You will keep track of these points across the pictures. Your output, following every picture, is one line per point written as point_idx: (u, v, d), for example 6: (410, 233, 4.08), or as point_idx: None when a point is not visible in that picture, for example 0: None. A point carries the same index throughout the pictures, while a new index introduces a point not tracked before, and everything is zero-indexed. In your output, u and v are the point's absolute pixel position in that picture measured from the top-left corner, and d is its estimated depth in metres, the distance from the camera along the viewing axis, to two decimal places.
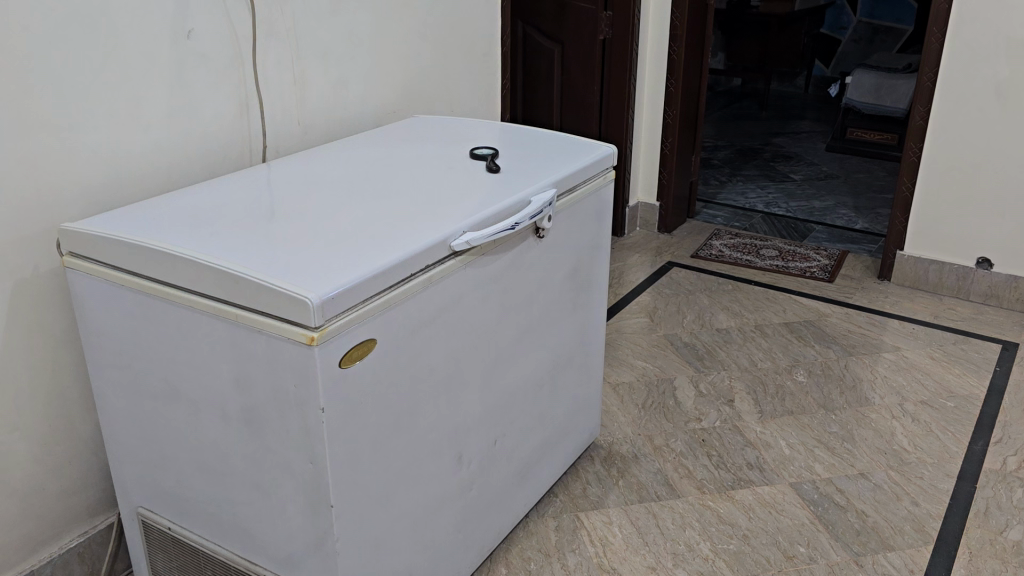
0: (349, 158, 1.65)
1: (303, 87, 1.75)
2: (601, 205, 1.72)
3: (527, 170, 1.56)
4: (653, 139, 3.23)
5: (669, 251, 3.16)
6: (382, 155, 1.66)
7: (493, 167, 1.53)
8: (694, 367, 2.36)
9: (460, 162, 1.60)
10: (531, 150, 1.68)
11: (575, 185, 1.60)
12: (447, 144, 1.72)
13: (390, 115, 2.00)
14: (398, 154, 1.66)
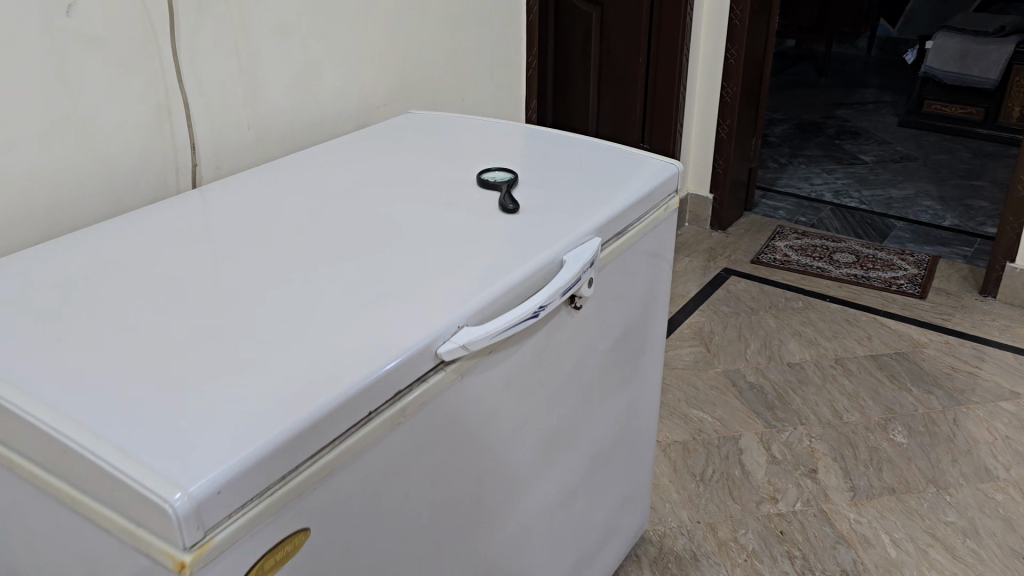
0: (308, 183, 1.19)
1: (251, 78, 1.28)
2: (659, 246, 1.24)
3: (558, 209, 1.08)
4: (707, 120, 2.73)
5: (724, 254, 2.67)
6: (354, 178, 1.19)
7: (511, 206, 1.06)
8: (763, 420, 1.90)
9: (464, 193, 1.13)
10: (564, 171, 1.20)
11: (624, 226, 1.13)
12: (449, 158, 1.25)
13: (380, 110, 1.54)
14: (375, 178, 1.19)
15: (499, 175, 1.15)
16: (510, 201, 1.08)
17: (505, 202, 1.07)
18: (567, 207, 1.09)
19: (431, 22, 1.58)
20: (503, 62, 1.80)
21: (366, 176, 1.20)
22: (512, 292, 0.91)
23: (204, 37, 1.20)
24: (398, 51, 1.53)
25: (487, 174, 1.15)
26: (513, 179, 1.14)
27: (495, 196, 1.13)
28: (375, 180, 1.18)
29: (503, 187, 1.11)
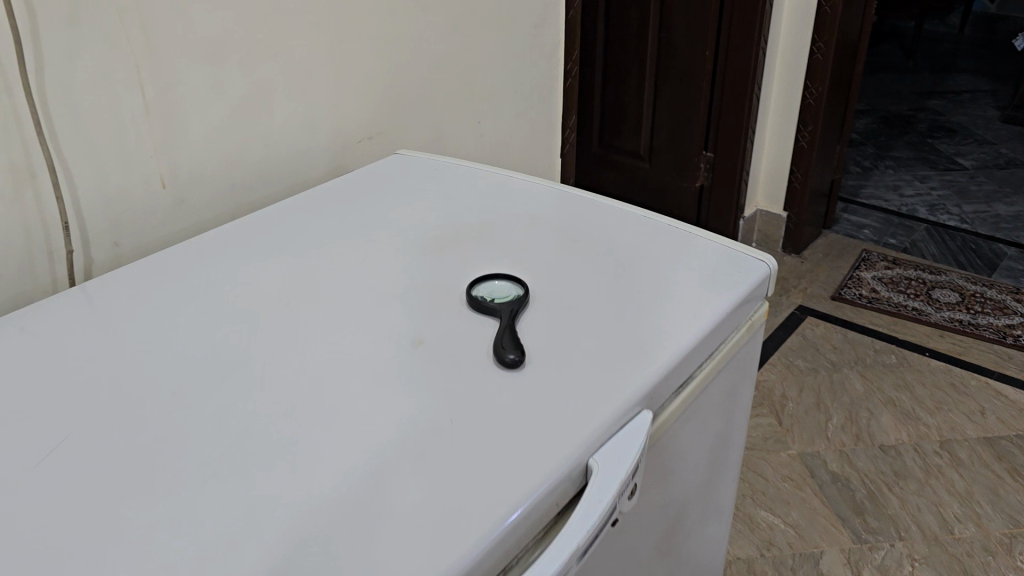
0: (232, 283, 0.82)
1: (168, 119, 0.92)
2: (735, 381, 0.85)
3: (584, 354, 0.70)
4: (783, 126, 2.29)
5: (798, 287, 2.26)
6: (296, 280, 0.82)
7: (510, 354, 0.68)
8: (849, 531, 1.52)
9: (447, 315, 0.75)
10: (600, 271, 0.81)
11: (689, 373, 0.73)
12: (442, 245, 0.87)
13: (368, 146, 1.17)
14: (323, 280, 0.82)
15: (501, 288, 0.77)
16: (512, 342, 0.70)
17: (503, 346, 0.69)
18: (596, 350, 0.71)
19: (435, 26, 1.19)
20: (534, 73, 1.40)
21: (313, 277, 0.82)
22: (490, 557, 0.53)
23: (87, 67, 0.83)
24: (388, 67, 1.15)
25: (484, 287, 0.78)
26: (521, 298, 0.76)
27: (489, 319, 0.74)
28: (324, 285, 0.81)
29: (504, 314, 0.73)
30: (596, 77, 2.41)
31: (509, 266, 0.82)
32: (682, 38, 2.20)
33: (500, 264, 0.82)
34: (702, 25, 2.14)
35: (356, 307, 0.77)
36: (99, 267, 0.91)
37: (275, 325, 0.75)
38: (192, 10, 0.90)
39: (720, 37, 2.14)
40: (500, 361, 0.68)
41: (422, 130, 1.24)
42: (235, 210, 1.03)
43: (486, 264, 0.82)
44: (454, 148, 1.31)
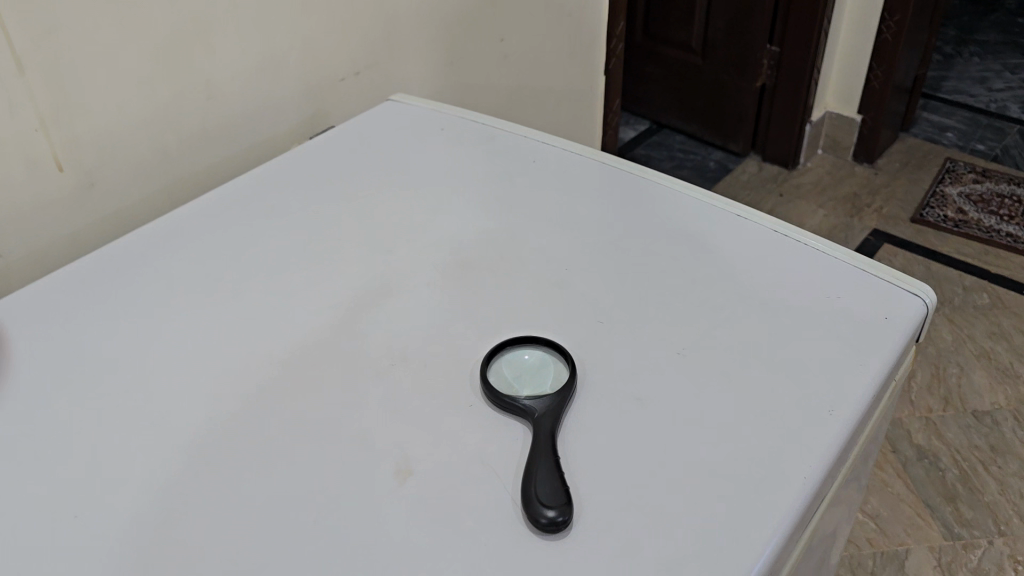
0: (146, 347, 0.55)
1: (58, 81, 0.63)
2: (858, 479, 0.58)
3: (658, 505, 0.44)
4: (864, 17, 1.92)
5: (872, 206, 1.95)
6: (233, 341, 0.55)
7: (550, 509, 0.43)
8: (940, 523, 1.29)
9: (455, 426, 0.49)
10: (664, 336, 0.54)
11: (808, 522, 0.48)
12: (440, 272, 0.60)
13: (358, 89, 0.87)
14: (270, 343, 0.55)
15: (537, 367, 0.52)
16: (553, 483, 0.44)
17: (538, 491, 0.44)
18: (684, 497, 0.45)
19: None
20: None
21: (258, 338, 0.55)
22: None
23: None
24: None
25: (510, 366, 0.52)
26: (566, 388, 0.50)
27: (516, 426, 0.49)
28: (271, 355, 0.54)
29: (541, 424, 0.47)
30: None
31: (548, 326, 0.55)
32: None
33: (531, 325, 0.55)
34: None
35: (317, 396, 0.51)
36: None
37: (194, 439, 0.49)
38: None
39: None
40: (534, 521, 0.43)
41: (425, 55, 0.93)
42: (174, 189, 0.75)
43: (515, 325, 0.55)
44: (467, 74, 1.01)
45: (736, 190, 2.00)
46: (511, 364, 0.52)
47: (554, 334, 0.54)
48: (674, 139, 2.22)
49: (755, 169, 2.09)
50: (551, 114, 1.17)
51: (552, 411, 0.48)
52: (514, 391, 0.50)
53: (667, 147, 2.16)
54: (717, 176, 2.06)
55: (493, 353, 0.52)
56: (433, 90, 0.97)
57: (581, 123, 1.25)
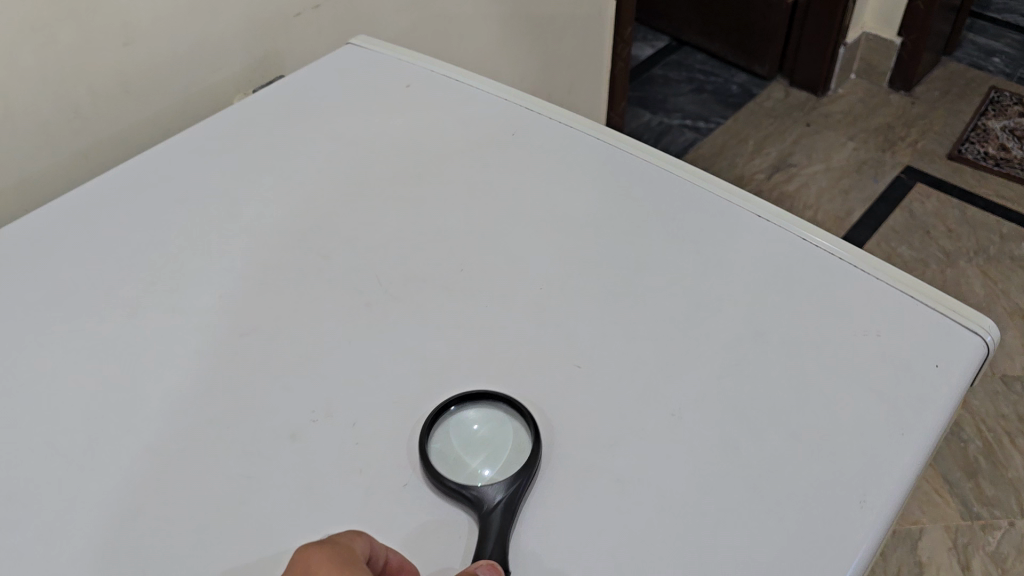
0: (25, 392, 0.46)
1: None
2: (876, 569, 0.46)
3: None
4: None
5: (907, 139, 1.75)
6: (133, 379, 0.46)
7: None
8: (957, 501, 1.12)
9: (386, 520, 0.40)
10: (653, 392, 0.44)
11: None
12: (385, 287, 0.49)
13: (314, 35, 0.74)
14: (177, 379, 0.45)
15: (491, 439, 0.42)
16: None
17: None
18: None
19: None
20: None
21: (163, 375, 0.46)
22: None
23: None
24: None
25: (456, 436, 0.42)
26: (525, 469, 0.40)
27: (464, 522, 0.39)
28: (178, 398, 0.44)
29: (489, 517, 0.38)
30: None
31: (511, 372, 0.44)
32: None
33: (487, 375, 0.44)
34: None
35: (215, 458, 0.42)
36: None
37: (70, 519, 0.40)
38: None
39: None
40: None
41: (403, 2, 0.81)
42: (89, 154, 0.63)
43: (471, 374, 0.44)
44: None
45: (759, 118, 1.80)
46: (457, 434, 0.43)
47: (513, 386, 0.44)
48: (695, 58, 2.02)
49: (781, 94, 1.89)
50: (536, 46, 1.01)
51: (507, 499, 0.39)
52: (461, 473, 0.40)
53: (687, 68, 1.97)
54: (740, 101, 1.86)
55: (436, 420, 0.43)
56: (402, 25, 0.82)
57: (581, 55, 1.09)
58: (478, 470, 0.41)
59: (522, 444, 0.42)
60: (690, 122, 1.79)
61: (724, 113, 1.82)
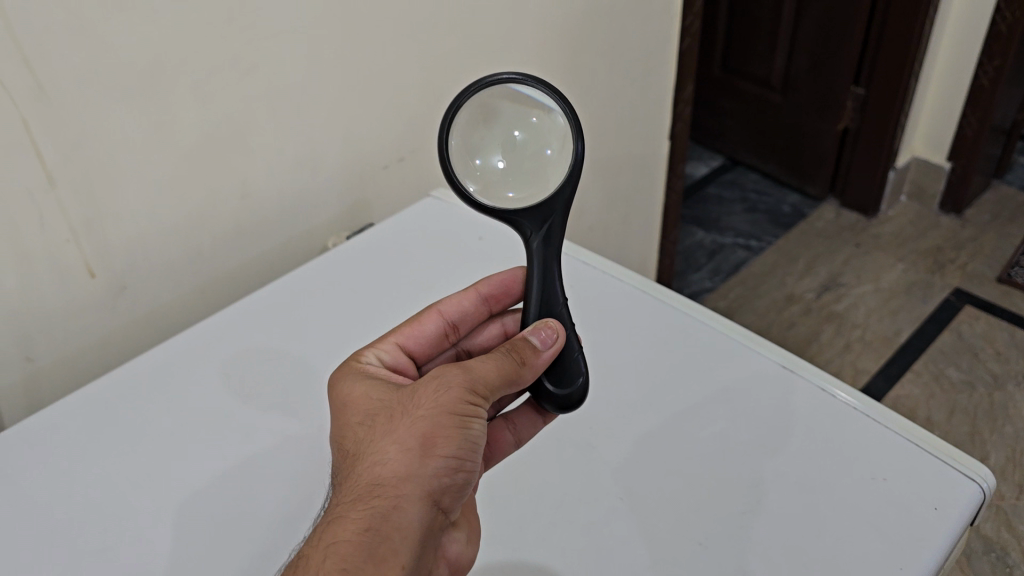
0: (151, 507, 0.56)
1: (90, 191, 0.62)
2: None
3: None
4: (959, 59, 1.71)
5: (956, 261, 1.75)
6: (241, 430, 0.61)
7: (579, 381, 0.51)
8: None
9: None
10: (681, 519, 0.52)
11: None
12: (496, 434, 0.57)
13: (380, 176, 0.83)
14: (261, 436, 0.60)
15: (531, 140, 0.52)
16: (573, 355, 0.51)
17: (557, 359, 0.51)
18: None
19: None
20: (633, 48, 1.02)
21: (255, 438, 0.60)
22: None
23: None
24: (372, 37, 0.74)
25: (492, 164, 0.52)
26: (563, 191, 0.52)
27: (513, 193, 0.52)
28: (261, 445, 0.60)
29: (533, 284, 0.53)
30: None
31: (566, 511, 0.53)
32: None
33: (546, 511, 0.53)
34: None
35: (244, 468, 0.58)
36: (8, 394, 0.65)
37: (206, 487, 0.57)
38: (70, 4, 0.55)
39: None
40: (558, 405, 0.51)
41: None
42: (207, 285, 0.74)
43: (536, 509, 0.53)
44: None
45: (809, 239, 1.86)
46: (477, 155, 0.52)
47: (568, 520, 0.52)
48: (749, 177, 2.09)
49: (832, 214, 1.93)
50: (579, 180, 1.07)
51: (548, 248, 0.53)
52: (501, 196, 0.52)
53: (740, 187, 2.05)
54: (792, 221, 1.92)
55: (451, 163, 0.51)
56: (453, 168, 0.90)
57: (632, 191, 1.18)
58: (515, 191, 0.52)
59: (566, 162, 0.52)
60: (742, 241, 1.87)
61: (776, 233, 1.89)
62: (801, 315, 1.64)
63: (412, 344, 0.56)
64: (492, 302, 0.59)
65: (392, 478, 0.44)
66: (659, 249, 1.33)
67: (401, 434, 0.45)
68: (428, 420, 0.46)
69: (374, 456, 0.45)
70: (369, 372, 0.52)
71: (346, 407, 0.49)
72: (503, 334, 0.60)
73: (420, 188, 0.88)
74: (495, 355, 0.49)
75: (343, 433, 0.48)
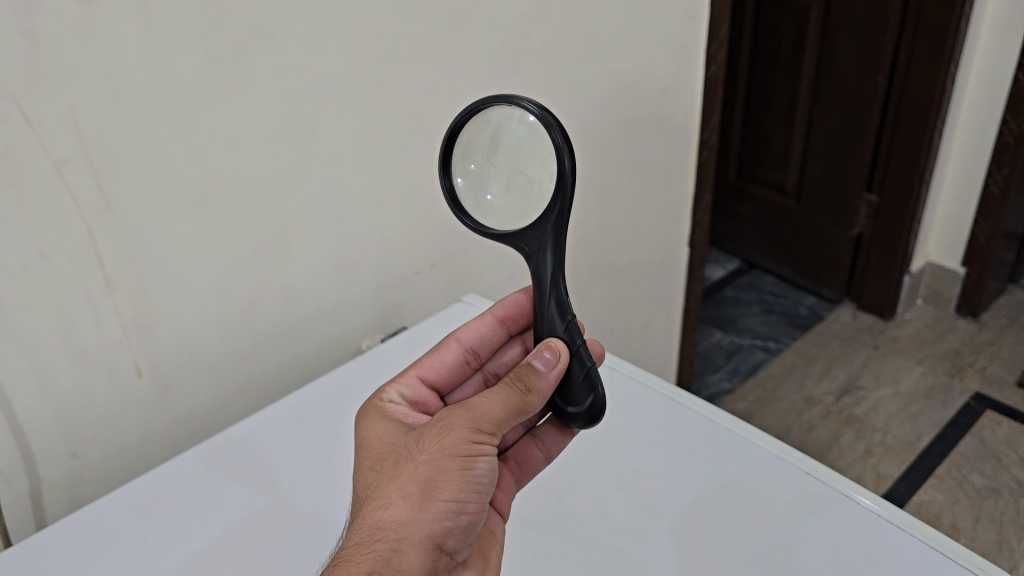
0: None
1: (144, 294, 0.66)
2: None
3: None
4: (969, 167, 1.75)
5: (975, 365, 1.75)
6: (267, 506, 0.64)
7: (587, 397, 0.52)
8: None
9: None
10: None
11: None
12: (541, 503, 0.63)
13: (412, 281, 0.86)
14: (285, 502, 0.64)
15: (509, 193, 0.56)
16: (582, 372, 0.52)
17: (567, 379, 0.53)
18: None
19: (463, 77, 0.80)
20: (654, 158, 1.06)
21: (279, 515, 0.63)
22: None
23: (6, 231, 0.56)
24: (409, 153, 0.78)
25: (468, 173, 0.57)
26: (553, 213, 0.53)
27: (493, 215, 0.57)
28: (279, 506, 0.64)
29: (547, 306, 0.54)
30: (737, 104, 1.94)
31: None
32: (850, 61, 1.67)
33: None
34: (876, 33, 1.60)
35: (261, 520, 0.63)
36: (52, 493, 0.67)
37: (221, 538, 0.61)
38: (136, 124, 0.60)
39: (899, 49, 1.60)
40: (584, 422, 0.53)
41: (489, 254, 0.93)
42: (246, 386, 0.77)
43: None
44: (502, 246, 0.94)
45: (827, 341, 1.87)
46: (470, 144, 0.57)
47: None
48: (765, 279, 2.12)
49: (849, 317, 1.95)
50: (602, 284, 1.10)
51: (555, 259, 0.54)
52: (486, 219, 0.57)
53: (757, 289, 2.08)
54: (809, 323, 1.94)
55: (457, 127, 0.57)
56: (480, 272, 0.93)
57: (653, 294, 1.21)
58: (498, 220, 0.56)
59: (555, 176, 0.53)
60: (760, 342, 1.89)
61: (793, 334, 1.91)
62: (820, 418, 1.64)
63: (433, 372, 0.62)
64: (508, 324, 0.63)
65: (393, 523, 0.48)
66: (680, 351, 1.35)
67: (405, 480, 0.49)
68: (429, 464, 0.49)
69: (379, 501, 0.49)
70: (391, 412, 0.56)
71: (363, 450, 0.54)
72: (524, 351, 0.65)
73: (450, 292, 0.91)
74: (500, 389, 0.52)
75: (358, 476, 0.52)
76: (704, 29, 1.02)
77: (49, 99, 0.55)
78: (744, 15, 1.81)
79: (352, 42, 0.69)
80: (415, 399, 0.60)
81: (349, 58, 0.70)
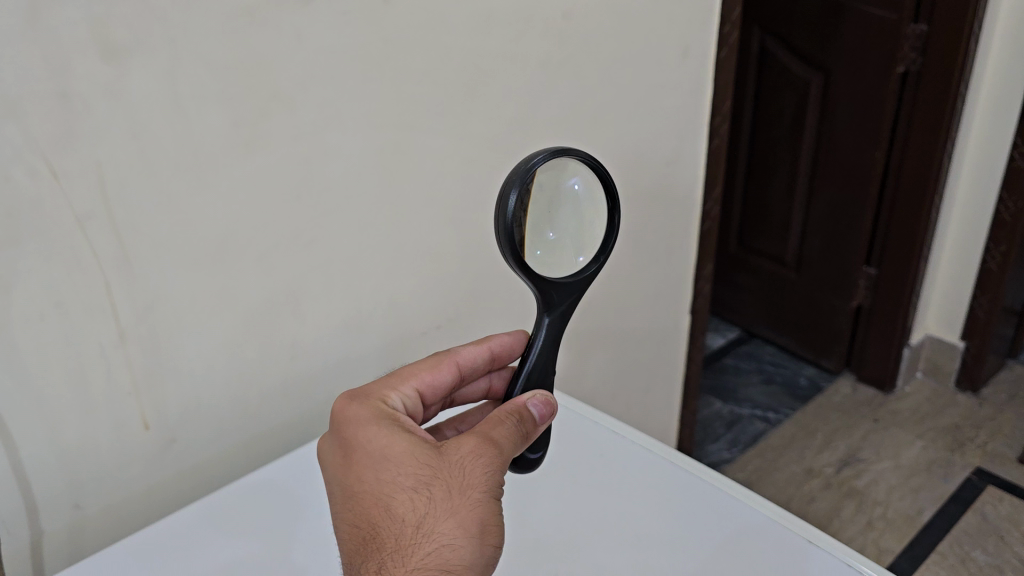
0: None
1: (156, 348, 0.67)
2: None
3: None
4: (964, 242, 1.78)
5: (976, 440, 1.75)
6: (271, 555, 0.65)
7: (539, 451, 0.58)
8: None
9: None
10: None
11: None
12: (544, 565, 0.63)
13: (416, 342, 0.87)
14: (288, 552, 0.65)
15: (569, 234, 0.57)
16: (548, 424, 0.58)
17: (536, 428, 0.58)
18: None
19: (474, 146, 0.82)
20: (658, 227, 1.08)
21: (282, 565, 0.64)
22: None
23: (26, 283, 0.58)
24: (418, 216, 0.80)
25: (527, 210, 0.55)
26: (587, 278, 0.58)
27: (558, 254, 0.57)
28: (282, 555, 0.65)
29: (535, 349, 0.57)
30: (738, 173, 1.97)
31: None
32: (849, 134, 1.70)
33: None
34: (874, 111, 1.64)
35: (263, 557, 0.64)
36: (50, 545, 0.67)
37: None
38: (157, 182, 0.62)
39: (897, 127, 1.65)
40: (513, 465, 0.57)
41: (494, 318, 0.94)
42: (251, 442, 0.77)
43: None
44: (506, 310, 0.95)
45: (827, 413, 1.87)
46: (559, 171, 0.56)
47: None
48: (766, 349, 2.12)
49: (849, 388, 1.95)
50: (605, 349, 1.11)
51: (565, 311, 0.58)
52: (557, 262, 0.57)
53: (757, 359, 2.08)
54: (809, 394, 1.94)
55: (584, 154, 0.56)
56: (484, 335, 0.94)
57: (654, 361, 1.22)
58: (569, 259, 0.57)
59: (597, 244, 0.59)
60: (760, 413, 1.88)
61: (793, 405, 1.90)
62: (821, 491, 1.63)
63: (430, 389, 0.61)
64: (497, 359, 0.65)
65: (461, 566, 0.49)
66: (680, 419, 1.35)
67: (465, 519, 0.50)
68: (485, 507, 0.51)
69: (439, 539, 0.50)
70: (405, 426, 0.55)
71: (389, 464, 0.52)
72: (484, 387, 0.68)
73: None
74: (513, 429, 0.54)
75: (395, 495, 0.51)
76: (707, 104, 1.06)
77: (76, 156, 0.57)
78: (747, 88, 1.86)
79: (368, 109, 0.72)
80: (412, 414, 0.59)
81: (365, 123, 0.72)
